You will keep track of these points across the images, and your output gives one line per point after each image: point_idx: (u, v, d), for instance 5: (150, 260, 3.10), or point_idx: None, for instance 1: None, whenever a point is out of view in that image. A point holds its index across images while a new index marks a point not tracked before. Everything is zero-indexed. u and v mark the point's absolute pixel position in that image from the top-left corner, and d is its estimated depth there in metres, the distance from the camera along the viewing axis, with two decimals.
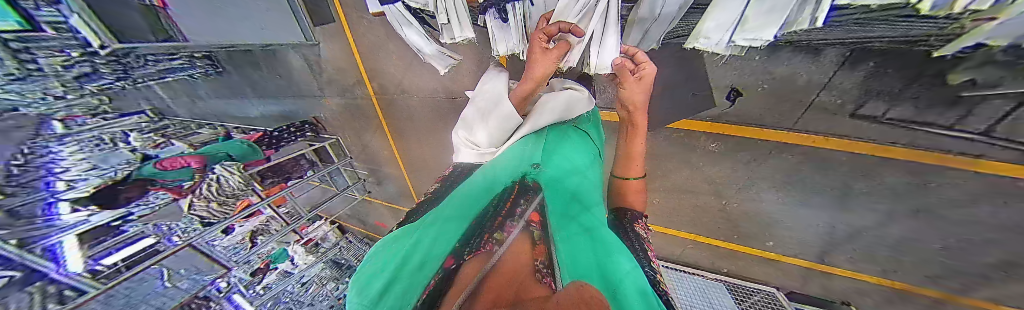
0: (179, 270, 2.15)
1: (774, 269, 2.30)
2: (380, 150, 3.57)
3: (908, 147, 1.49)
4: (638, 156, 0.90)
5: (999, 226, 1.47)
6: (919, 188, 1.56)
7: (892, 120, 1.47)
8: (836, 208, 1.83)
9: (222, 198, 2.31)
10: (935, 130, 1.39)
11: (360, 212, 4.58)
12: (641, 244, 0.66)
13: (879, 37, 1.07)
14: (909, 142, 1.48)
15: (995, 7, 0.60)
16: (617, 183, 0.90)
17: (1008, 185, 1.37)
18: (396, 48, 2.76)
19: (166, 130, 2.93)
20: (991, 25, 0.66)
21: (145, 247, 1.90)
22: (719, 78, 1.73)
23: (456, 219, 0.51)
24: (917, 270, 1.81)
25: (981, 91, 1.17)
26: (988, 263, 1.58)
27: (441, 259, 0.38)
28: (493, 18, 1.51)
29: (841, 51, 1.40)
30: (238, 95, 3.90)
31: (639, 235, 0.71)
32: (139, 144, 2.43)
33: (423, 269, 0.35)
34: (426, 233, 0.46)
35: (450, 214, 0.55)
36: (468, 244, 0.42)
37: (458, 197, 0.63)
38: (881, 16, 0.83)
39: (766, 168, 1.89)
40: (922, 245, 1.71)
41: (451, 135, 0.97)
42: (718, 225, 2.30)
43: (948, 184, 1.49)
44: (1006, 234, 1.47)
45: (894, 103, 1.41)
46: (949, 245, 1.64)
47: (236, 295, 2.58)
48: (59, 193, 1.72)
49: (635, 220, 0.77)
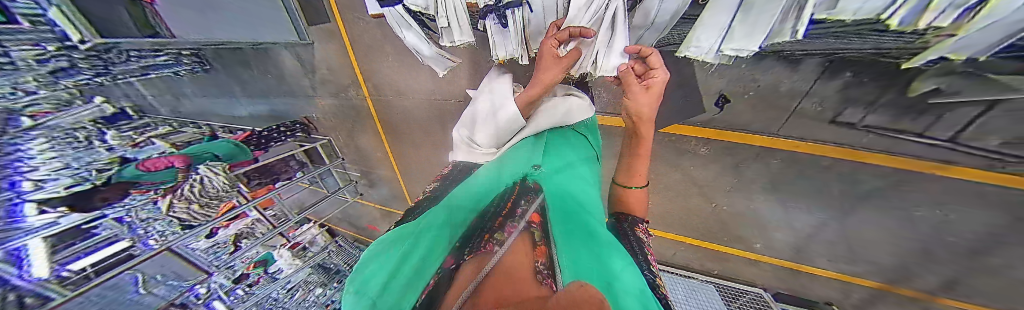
0: (156, 275, 2.02)
1: (761, 270, 2.37)
2: (374, 152, 3.52)
3: (883, 153, 1.60)
4: (643, 164, 0.89)
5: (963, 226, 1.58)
6: (893, 190, 1.66)
7: (868, 127, 1.55)
8: (820, 210, 1.91)
9: (203, 199, 2.26)
10: (907, 136, 1.50)
11: (350, 215, 4.48)
12: (642, 248, 0.67)
13: (855, 49, 1.15)
14: (884, 147, 1.57)
15: (956, 24, 0.72)
16: (616, 191, 0.92)
17: (971, 188, 1.48)
18: (393, 49, 2.73)
19: (146, 129, 2.75)
20: (953, 40, 0.78)
21: (118, 251, 1.75)
22: (709, 84, 1.78)
23: (456, 217, 0.54)
24: (893, 269, 1.91)
25: (949, 98, 1.28)
26: (954, 261, 1.69)
27: (441, 258, 0.40)
28: (493, 23, 1.51)
29: (820, 62, 1.46)
30: (226, 94, 3.85)
31: (640, 239, 0.72)
32: (117, 143, 2.30)
33: (424, 266, 0.37)
34: (427, 230, 0.48)
35: (451, 210, 0.57)
36: (469, 244, 0.45)
37: (458, 195, 0.65)
38: (857, 30, 0.94)
39: (753, 172, 1.96)
40: (897, 245, 1.81)
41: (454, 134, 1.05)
42: (708, 228, 2.36)
43: (918, 187, 1.58)
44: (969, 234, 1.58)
45: (869, 111, 1.50)
46: (921, 246, 1.74)
47: (216, 301, 2.35)
48: (26, 193, 1.62)
49: (636, 224, 0.79)
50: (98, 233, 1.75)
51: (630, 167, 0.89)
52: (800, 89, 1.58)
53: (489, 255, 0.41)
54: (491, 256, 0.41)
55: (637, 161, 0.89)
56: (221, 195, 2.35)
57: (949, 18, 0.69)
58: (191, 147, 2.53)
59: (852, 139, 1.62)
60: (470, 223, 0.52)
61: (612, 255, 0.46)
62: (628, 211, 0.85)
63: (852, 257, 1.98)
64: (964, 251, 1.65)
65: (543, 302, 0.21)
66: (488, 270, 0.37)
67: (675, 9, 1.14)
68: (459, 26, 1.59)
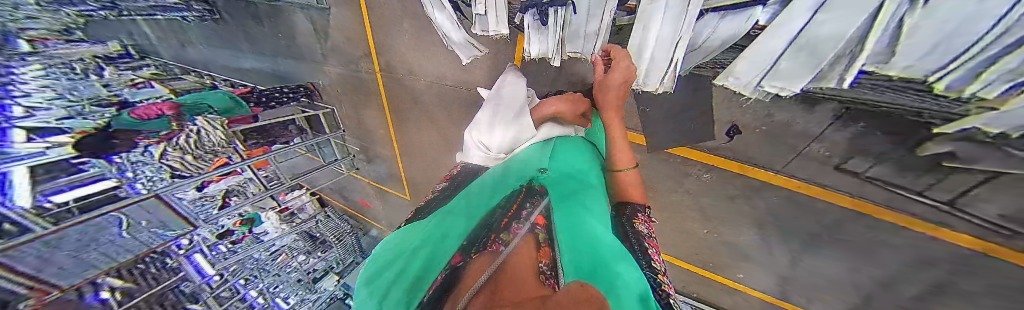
0: (141, 220, 1.90)
1: (739, 300, 2.43)
2: (376, 128, 3.48)
3: (886, 208, 1.56)
4: (625, 146, 0.89)
5: (949, 291, 1.59)
6: (885, 246, 1.66)
7: (872, 179, 1.52)
8: (808, 251, 1.95)
9: (198, 151, 2.23)
10: (909, 194, 1.44)
11: (344, 188, 4.46)
12: (641, 242, 0.68)
13: (878, 102, 1.08)
14: (886, 202, 1.55)
15: (1001, 98, 0.66)
16: (607, 175, 0.91)
17: (966, 257, 1.47)
18: (410, 26, 2.64)
19: (146, 72, 3.22)
20: (994, 113, 0.74)
21: (105, 189, 1.84)
22: (724, 115, 1.70)
23: (462, 220, 0.59)
24: None
25: (959, 164, 1.15)
26: None
27: (448, 258, 0.46)
28: (532, 19, 1.51)
29: (836, 108, 1.34)
30: (233, 47, 3.77)
31: (640, 232, 0.72)
32: (117, 81, 2.74)
33: (432, 267, 0.43)
34: (435, 234, 0.54)
35: (456, 214, 0.63)
36: (477, 244, 0.49)
37: (467, 198, 0.71)
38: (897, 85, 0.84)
39: (750, 204, 1.99)
40: (878, 298, 1.84)
41: (464, 135, 1.01)
42: (696, 251, 2.41)
43: (911, 247, 1.58)
44: (953, 299, 1.60)
45: (876, 163, 1.43)
46: (901, 303, 1.77)
47: (197, 254, 2.60)
48: (16, 118, 1.89)
49: (636, 215, 0.79)
50: (87, 169, 1.84)
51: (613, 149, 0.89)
52: (811, 131, 1.51)
53: (495, 253, 0.45)
54: (497, 254, 0.44)
55: (619, 149, 0.88)
56: (217, 150, 2.33)
57: (998, 90, 0.62)
58: (187, 99, 2.53)
59: (853, 189, 1.61)
60: (475, 226, 0.57)
61: (614, 261, 0.48)
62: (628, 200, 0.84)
63: (830, 300, 2.03)
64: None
65: (540, 302, 0.23)
66: (497, 264, 0.40)
67: (731, 35, 0.94)
68: (496, 16, 1.56)
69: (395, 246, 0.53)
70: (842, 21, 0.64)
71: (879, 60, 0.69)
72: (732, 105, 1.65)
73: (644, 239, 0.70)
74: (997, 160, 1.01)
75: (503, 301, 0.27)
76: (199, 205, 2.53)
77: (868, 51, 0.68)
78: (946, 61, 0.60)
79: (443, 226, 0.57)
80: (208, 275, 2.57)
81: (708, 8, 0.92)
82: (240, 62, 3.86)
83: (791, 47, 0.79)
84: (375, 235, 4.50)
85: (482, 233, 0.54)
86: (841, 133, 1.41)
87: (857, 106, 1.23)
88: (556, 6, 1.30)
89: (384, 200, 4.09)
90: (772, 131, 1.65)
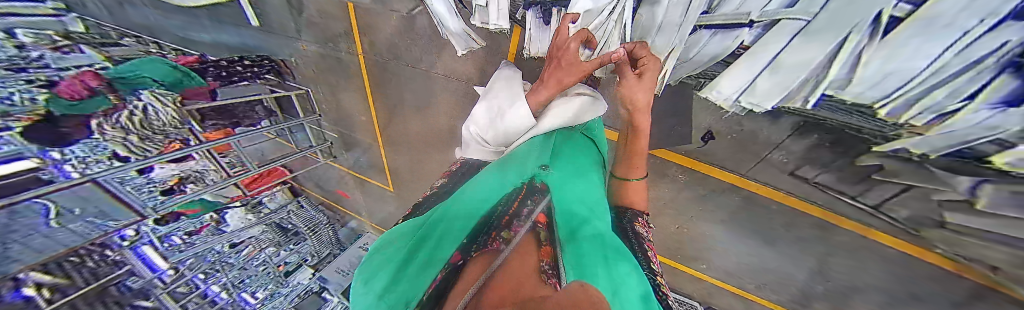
0: (72, 209, 1.70)
1: (701, 288, 2.67)
2: (358, 114, 3.28)
3: (822, 208, 1.85)
4: (639, 159, 0.98)
5: (863, 274, 1.95)
6: (820, 239, 1.98)
7: (817, 184, 1.75)
8: (761, 245, 2.21)
9: (146, 132, 2.01)
10: (843, 197, 1.71)
11: (318, 176, 4.21)
12: (641, 245, 0.78)
13: (839, 121, 1.22)
14: (824, 202, 1.82)
15: (925, 126, 0.93)
16: (618, 185, 1.01)
17: (876, 248, 1.81)
18: (398, 8, 2.47)
19: (75, 34, 2.82)
20: (915, 138, 1.01)
21: (25, 170, 1.54)
22: (701, 121, 1.87)
23: (461, 218, 0.59)
24: (807, 301, 2.27)
25: (888, 176, 1.38)
26: (849, 301, 2.09)
27: (448, 254, 0.46)
28: (534, 16, 1.61)
29: (796, 121, 1.54)
30: (184, 13, 3.35)
31: (639, 235, 0.84)
32: (31, 42, 2.36)
33: (433, 261, 0.44)
34: (435, 229, 0.55)
35: (456, 211, 0.62)
36: (477, 242, 0.50)
37: (469, 192, 0.71)
38: (850, 108, 1.04)
39: (716, 203, 2.20)
40: (811, 283, 2.17)
41: (463, 130, 1.06)
42: (668, 244, 2.60)
43: (837, 239, 1.92)
44: (864, 280, 1.96)
45: (822, 171, 1.66)
46: (828, 286, 2.11)
47: (145, 247, 2.44)
48: None
49: (636, 219, 0.91)
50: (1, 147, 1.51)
51: (631, 163, 0.98)
52: (773, 141, 1.71)
53: (495, 251, 0.46)
54: (498, 252, 0.46)
55: (636, 157, 0.98)
56: (167, 130, 2.12)
57: (927, 118, 0.88)
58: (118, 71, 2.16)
59: (803, 192, 1.85)
60: (475, 223, 0.58)
61: (615, 263, 0.50)
62: (630, 206, 0.96)
63: (773, 285, 2.35)
64: (860, 295, 2.02)
65: (540, 301, 0.21)
66: (498, 263, 0.42)
67: (718, 53, 1.18)
68: (497, 9, 1.64)
69: (392, 245, 0.53)
70: (818, 43, 0.84)
71: (840, 86, 0.93)
72: (705, 111, 1.81)
73: (643, 243, 0.81)
74: (912, 172, 1.25)
75: (512, 295, 0.28)
76: (145, 191, 2.19)
77: (832, 77, 0.91)
78: (893, 90, 0.85)
79: (443, 219, 0.58)
80: (161, 270, 2.44)
81: (703, 25, 1.13)
82: (195, 32, 3.45)
83: (771, 66, 1.01)
84: (354, 227, 4.33)
85: (482, 231, 0.55)
86: (798, 143, 1.62)
87: (812, 119, 1.38)
88: (561, 7, 1.44)
89: (364, 190, 3.91)
90: (741, 138, 1.82)
